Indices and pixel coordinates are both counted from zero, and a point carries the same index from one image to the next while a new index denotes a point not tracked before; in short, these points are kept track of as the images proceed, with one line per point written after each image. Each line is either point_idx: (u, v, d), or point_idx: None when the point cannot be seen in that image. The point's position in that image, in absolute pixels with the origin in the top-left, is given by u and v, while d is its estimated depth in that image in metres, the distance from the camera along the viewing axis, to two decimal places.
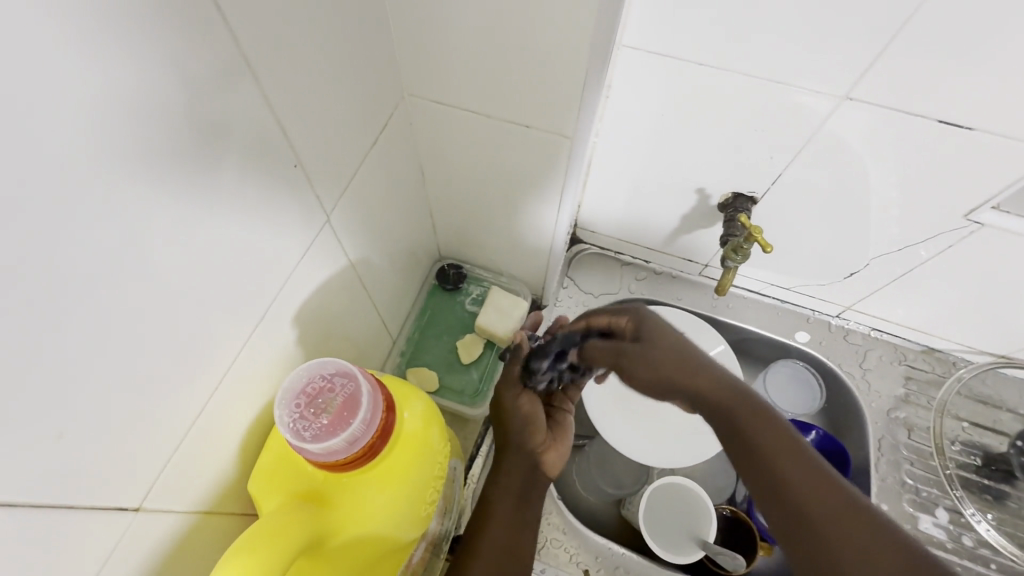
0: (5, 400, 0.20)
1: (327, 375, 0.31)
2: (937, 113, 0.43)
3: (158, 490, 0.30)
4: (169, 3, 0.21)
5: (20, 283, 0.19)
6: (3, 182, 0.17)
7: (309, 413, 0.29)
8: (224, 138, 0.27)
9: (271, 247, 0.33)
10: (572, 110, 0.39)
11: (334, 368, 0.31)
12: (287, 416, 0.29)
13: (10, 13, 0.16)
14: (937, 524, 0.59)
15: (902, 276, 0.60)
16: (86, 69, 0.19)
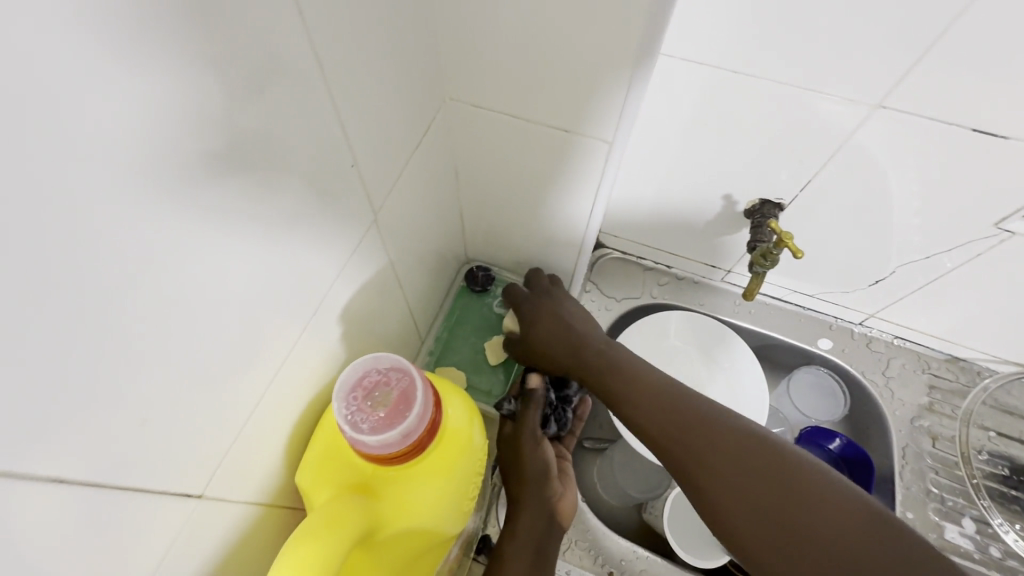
0: (93, 376, 0.22)
1: (384, 369, 0.31)
2: (967, 122, 0.43)
3: (217, 481, 0.31)
4: (248, 18, 0.24)
5: (110, 268, 0.21)
6: (105, 173, 0.19)
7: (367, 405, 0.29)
8: (285, 140, 0.29)
9: (321, 245, 0.35)
10: (608, 114, 0.40)
11: (389, 362, 0.31)
12: (343, 408, 0.29)
13: (119, 22, 0.18)
14: (963, 534, 0.59)
15: (928, 285, 0.60)
16: (177, 74, 0.21)
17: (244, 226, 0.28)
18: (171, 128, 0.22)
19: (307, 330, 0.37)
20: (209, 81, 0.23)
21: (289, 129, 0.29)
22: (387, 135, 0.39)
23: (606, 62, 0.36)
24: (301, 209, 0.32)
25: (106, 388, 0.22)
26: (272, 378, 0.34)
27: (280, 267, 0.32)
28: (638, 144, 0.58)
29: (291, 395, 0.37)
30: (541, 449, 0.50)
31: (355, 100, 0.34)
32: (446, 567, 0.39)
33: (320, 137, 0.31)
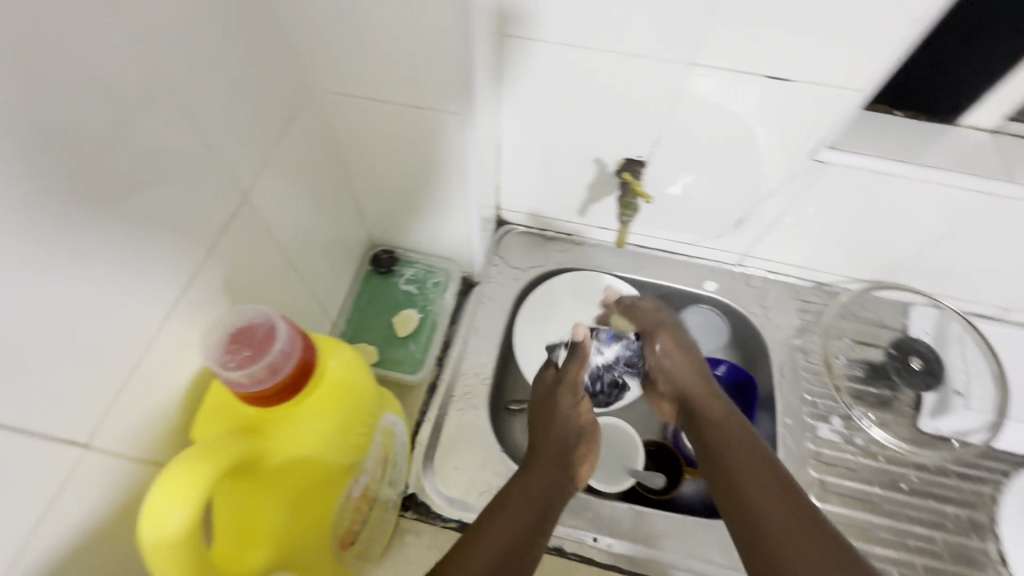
0: None
1: (248, 314, 0.33)
2: (767, 70, 0.50)
3: (104, 432, 0.33)
4: (74, 25, 0.26)
5: None
6: None
7: (232, 345, 0.32)
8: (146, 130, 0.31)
9: (207, 234, 0.38)
10: (452, 90, 0.45)
11: (254, 309, 0.34)
12: (211, 350, 0.32)
13: None
14: (832, 430, 0.68)
15: (778, 221, 0.69)
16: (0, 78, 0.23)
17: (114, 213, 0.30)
18: (15, 120, 0.24)
19: (194, 303, 0.38)
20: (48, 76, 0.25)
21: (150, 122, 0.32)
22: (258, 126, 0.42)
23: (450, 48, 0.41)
24: (175, 197, 0.35)
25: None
26: (159, 350, 0.36)
27: (162, 252, 0.35)
28: (510, 121, 0.63)
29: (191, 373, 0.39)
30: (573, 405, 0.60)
31: (216, 94, 0.37)
32: (354, 505, 0.43)
33: (183, 129, 0.34)
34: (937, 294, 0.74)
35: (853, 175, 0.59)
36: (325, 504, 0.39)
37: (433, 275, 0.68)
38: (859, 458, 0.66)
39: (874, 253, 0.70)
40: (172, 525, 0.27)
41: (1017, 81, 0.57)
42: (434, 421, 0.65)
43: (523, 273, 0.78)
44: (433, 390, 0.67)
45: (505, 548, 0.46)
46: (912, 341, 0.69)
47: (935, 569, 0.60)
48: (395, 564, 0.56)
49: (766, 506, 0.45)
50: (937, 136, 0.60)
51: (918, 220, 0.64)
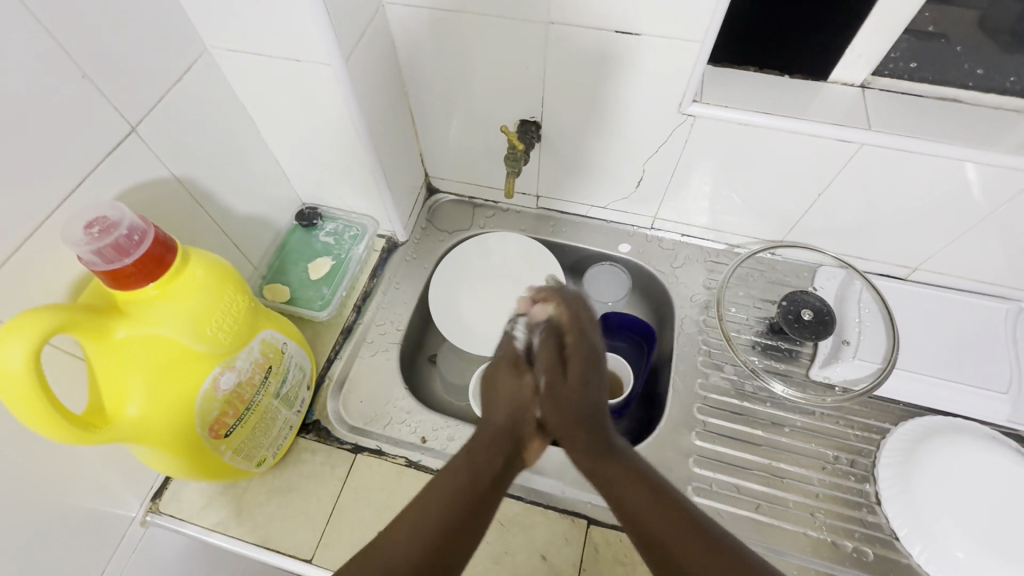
0: None
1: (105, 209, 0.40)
2: (612, 26, 0.56)
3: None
4: None
5: None
6: None
7: (85, 228, 0.38)
8: (33, 57, 0.38)
9: (104, 160, 0.45)
10: (320, 43, 0.52)
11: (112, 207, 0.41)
12: (69, 232, 0.39)
13: None
14: (723, 376, 0.70)
15: (671, 179, 0.73)
16: None
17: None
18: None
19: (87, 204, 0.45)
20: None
21: (36, 50, 0.38)
22: (155, 69, 0.49)
23: (313, 8, 0.48)
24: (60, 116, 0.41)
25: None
26: (44, 241, 0.42)
27: (50, 162, 0.41)
28: (415, 88, 0.70)
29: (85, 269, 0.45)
30: (514, 380, 0.58)
31: (104, 37, 0.43)
32: (221, 399, 0.48)
33: (70, 59, 0.41)
34: (844, 254, 0.76)
35: (720, 126, 0.63)
36: (185, 389, 0.44)
37: (351, 230, 0.77)
38: (748, 403, 0.69)
39: (769, 210, 0.74)
40: (9, 354, 0.34)
41: (864, 34, 0.59)
42: (345, 359, 0.70)
43: (447, 235, 0.84)
44: (346, 333, 0.72)
45: (437, 526, 0.45)
46: (805, 296, 0.72)
47: (808, 505, 0.61)
48: (289, 477, 0.61)
49: (640, 501, 0.47)
50: (808, 92, 0.64)
51: (798, 173, 0.67)
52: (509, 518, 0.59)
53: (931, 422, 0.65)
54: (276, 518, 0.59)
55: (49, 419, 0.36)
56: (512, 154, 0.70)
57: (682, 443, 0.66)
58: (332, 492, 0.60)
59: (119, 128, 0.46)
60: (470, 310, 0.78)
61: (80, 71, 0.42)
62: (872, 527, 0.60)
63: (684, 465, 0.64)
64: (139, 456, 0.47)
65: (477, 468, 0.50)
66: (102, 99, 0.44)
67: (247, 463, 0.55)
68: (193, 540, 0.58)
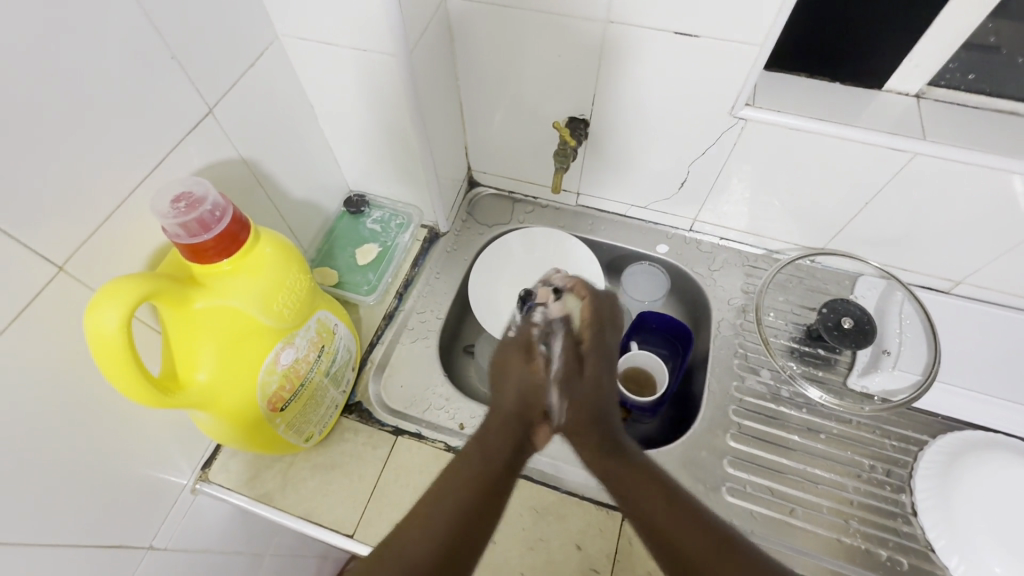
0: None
1: (190, 186, 0.42)
2: (671, 26, 0.56)
3: (78, 260, 0.41)
4: None
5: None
6: None
7: (172, 200, 0.41)
8: (132, 35, 0.40)
9: (183, 138, 0.47)
10: (387, 34, 0.53)
11: (195, 183, 0.43)
12: (158, 204, 0.41)
13: None
14: (759, 380, 0.70)
15: (716, 182, 0.73)
16: None
17: (93, 93, 0.39)
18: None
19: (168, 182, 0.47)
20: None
21: (135, 32, 0.41)
22: (232, 53, 0.51)
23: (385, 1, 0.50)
24: (150, 95, 0.43)
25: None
26: (129, 212, 0.44)
27: (139, 140, 0.43)
28: (467, 82, 0.72)
29: (161, 243, 0.47)
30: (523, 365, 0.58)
31: (191, 21, 0.45)
32: (281, 373, 0.50)
33: (160, 41, 0.43)
34: (886, 265, 0.76)
35: (772, 130, 0.63)
36: (250, 358, 0.47)
37: (396, 219, 0.79)
38: (783, 408, 0.68)
39: (812, 218, 0.74)
40: (105, 316, 0.36)
41: (923, 44, 0.59)
42: (387, 344, 0.72)
43: (487, 228, 0.86)
44: (389, 319, 0.73)
45: (456, 509, 0.46)
46: (845, 304, 0.72)
47: (842, 512, 0.61)
48: (332, 455, 0.63)
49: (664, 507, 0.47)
50: (862, 101, 0.64)
51: (845, 181, 0.67)
52: (544, 507, 0.60)
53: (970, 437, 0.64)
54: (319, 494, 0.60)
55: (134, 377, 0.39)
56: (562, 149, 0.71)
57: (717, 443, 0.66)
58: (373, 471, 0.62)
59: (198, 111, 0.48)
60: (507, 302, 0.79)
61: (170, 53, 0.44)
62: (908, 538, 0.60)
63: (718, 465, 0.64)
64: (201, 422, 0.49)
65: (481, 476, 0.49)
66: (185, 80, 0.46)
67: (297, 438, 0.57)
68: (240, 509, 0.60)
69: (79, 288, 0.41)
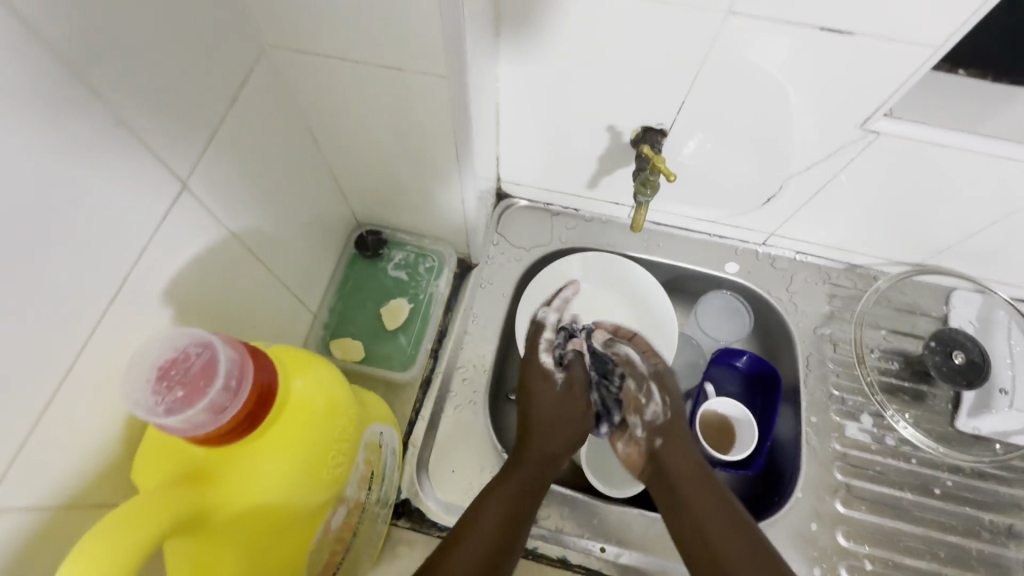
0: None
1: (180, 344, 0.27)
2: (817, 21, 0.42)
3: (13, 478, 0.27)
4: None
5: None
6: None
7: (160, 384, 0.26)
8: (55, 106, 0.25)
9: (141, 236, 0.32)
10: (437, 47, 0.36)
11: (186, 335, 0.28)
12: (134, 389, 0.26)
13: None
14: (862, 429, 0.62)
15: (817, 195, 0.60)
16: None
17: (6, 215, 0.24)
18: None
19: (137, 302, 0.33)
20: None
21: (52, 98, 0.25)
22: (203, 91, 0.34)
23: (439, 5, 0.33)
24: (97, 191, 0.28)
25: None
26: (80, 370, 0.30)
27: (76, 261, 0.28)
28: (509, 86, 0.55)
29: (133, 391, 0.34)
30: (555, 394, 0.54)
31: (136, 58, 0.28)
32: (331, 541, 0.38)
33: (100, 103, 0.27)
34: (990, 280, 0.66)
35: (908, 146, 0.50)
36: (296, 551, 0.33)
37: (423, 258, 0.64)
38: (888, 460, 0.61)
39: (918, 237, 0.63)
40: None
41: None
42: (429, 420, 0.58)
43: (526, 252, 0.70)
44: (428, 385, 0.60)
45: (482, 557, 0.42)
46: (952, 332, 0.63)
47: None
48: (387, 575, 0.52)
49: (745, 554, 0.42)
50: (1010, 98, 0.51)
51: (966, 206, 0.56)
52: None
53: None
54: None
55: None
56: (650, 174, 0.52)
57: (824, 509, 0.58)
58: None
59: (166, 190, 0.33)
60: None
61: (117, 118, 0.28)
62: None
63: (829, 536, 0.57)
64: None
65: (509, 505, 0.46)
66: (137, 149, 0.30)
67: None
68: None
69: (26, 514, 0.28)
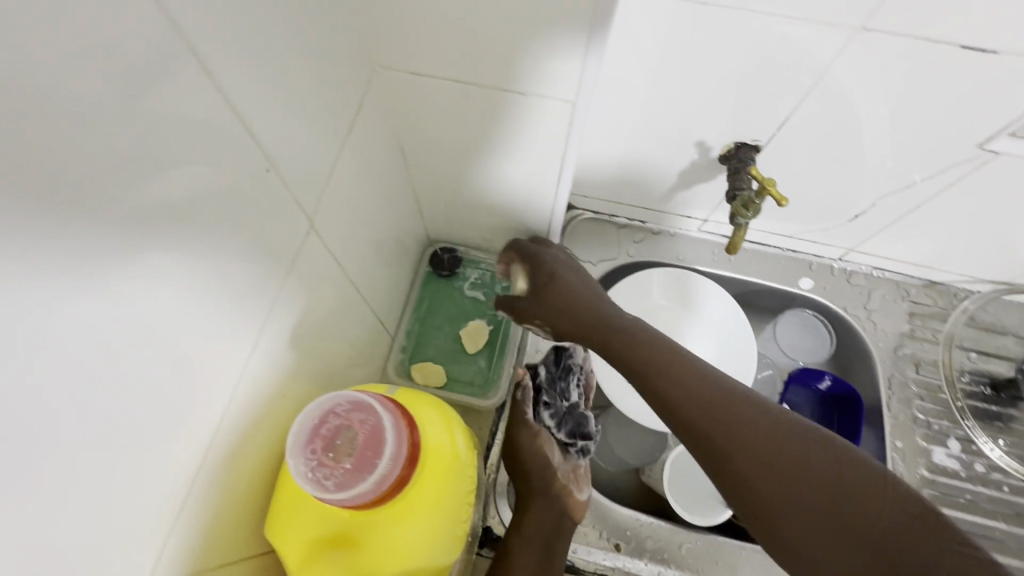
0: (25, 492, 0.19)
1: (344, 414, 0.32)
2: (957, 38, 0.39)
3: (169, 550, 0.27)
4: (116, 36, 0.18)
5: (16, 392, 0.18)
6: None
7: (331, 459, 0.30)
8: (208, 150, 0.24)
9: (262, 278, 0.30)
10: (570, 70, 0.34)
11: (348, 405, 0.32)
12: (308, 464, 0.30)
13: None
14: (950, 455, 0.60)
15: (909, 213, 0.58)
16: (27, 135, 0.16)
17: (163, 269, 0.23)
18: (9, 155, 0.16)
19: (262, 343, 0.32)
20: (54, 76, 0.16)
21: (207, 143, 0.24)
22: (315, 120, 0.32)
23: (582, 24, 0.31)
24: (234, 233, 0.27)
25: (12, 501, 0.18)
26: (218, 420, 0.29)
27: (215, 310, 0.27)
28: (599, 100, 0.53)
29: (258, 432, 0.33)
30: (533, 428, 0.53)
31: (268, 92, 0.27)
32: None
33: (239, 141, 0.26)
34: None
35: None
36: None
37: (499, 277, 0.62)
38: (978, 488, 0.59)
39: (1011, 258, 0.60)
40: None
41: None
42: None
43: (593, 268, 0.69)
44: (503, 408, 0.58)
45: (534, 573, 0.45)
46: None
47: None
48: None
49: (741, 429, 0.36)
50: None
51: None
52: None
53: None
54: None
55: None
56: (753, 198, 0.50)
57: None
58: None
59: (288, 227, 0.32)
60: None
61: (255, 157, 0.27)
62: None
63: None
64: None
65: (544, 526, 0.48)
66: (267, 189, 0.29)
67: None
68: None
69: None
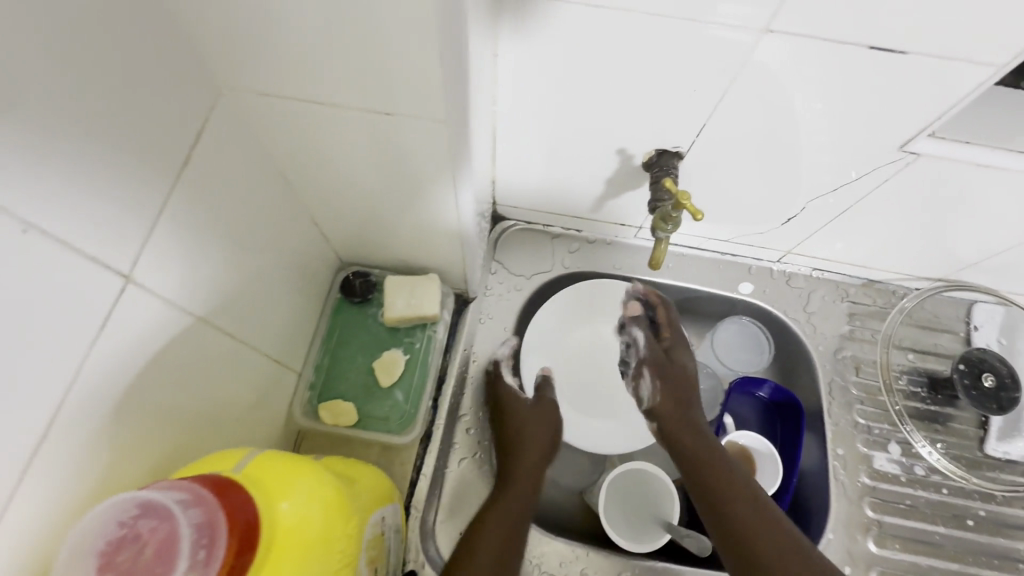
0: None
1: (128, 524, 0.26)
2: (865, 38, 0.36)
3: None
4: None
5: None
6: None
7: None
8: None
9: (72, 345, 0.26)
10: (438, 89, 0.30)
11: (136, 510, 0.27)
12: None
13: None
14: (891, 460, 0.59)
15: (840, 214, 0.56)
16: None
17: None
18: None
19: (77, 418, 0.27)
20: None
21: None
22: (133, 156, 0.28)
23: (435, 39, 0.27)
24: (13, 305, 0.23)
25: None
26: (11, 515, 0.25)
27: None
28: (509, 107, 0.49)
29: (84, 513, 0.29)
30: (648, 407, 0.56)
31: (39, 133, 0.22)
32: None
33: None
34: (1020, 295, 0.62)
35: (948, 167, 0.46)
36: None
37: None
38: (919, 492, 0.58)
39: (944, 256, 0.58)
40: None
41: None
42: (432, 476, 0.53)
43: (526, 282, 0.64)
44: (427, 441, 0.55)
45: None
46: (982, 353, 0.59)
47: None
48: None
49: None
50: None
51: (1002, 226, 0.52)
52: None
53: None
54: None
55: None
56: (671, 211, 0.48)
57: (857, 549, 0.56)
58: None
59: (106, 284, 0.27)
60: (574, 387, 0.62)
61: (29, 210, 0.23)
62: None
63: None
64: None
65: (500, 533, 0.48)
66: (58, 245, 0.24)
67: None
68: None
69: None
